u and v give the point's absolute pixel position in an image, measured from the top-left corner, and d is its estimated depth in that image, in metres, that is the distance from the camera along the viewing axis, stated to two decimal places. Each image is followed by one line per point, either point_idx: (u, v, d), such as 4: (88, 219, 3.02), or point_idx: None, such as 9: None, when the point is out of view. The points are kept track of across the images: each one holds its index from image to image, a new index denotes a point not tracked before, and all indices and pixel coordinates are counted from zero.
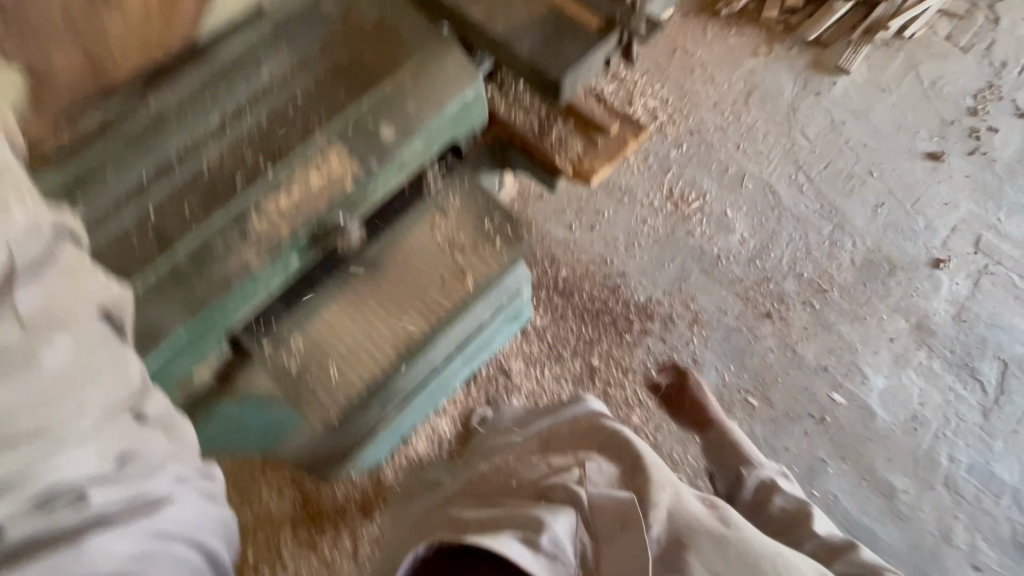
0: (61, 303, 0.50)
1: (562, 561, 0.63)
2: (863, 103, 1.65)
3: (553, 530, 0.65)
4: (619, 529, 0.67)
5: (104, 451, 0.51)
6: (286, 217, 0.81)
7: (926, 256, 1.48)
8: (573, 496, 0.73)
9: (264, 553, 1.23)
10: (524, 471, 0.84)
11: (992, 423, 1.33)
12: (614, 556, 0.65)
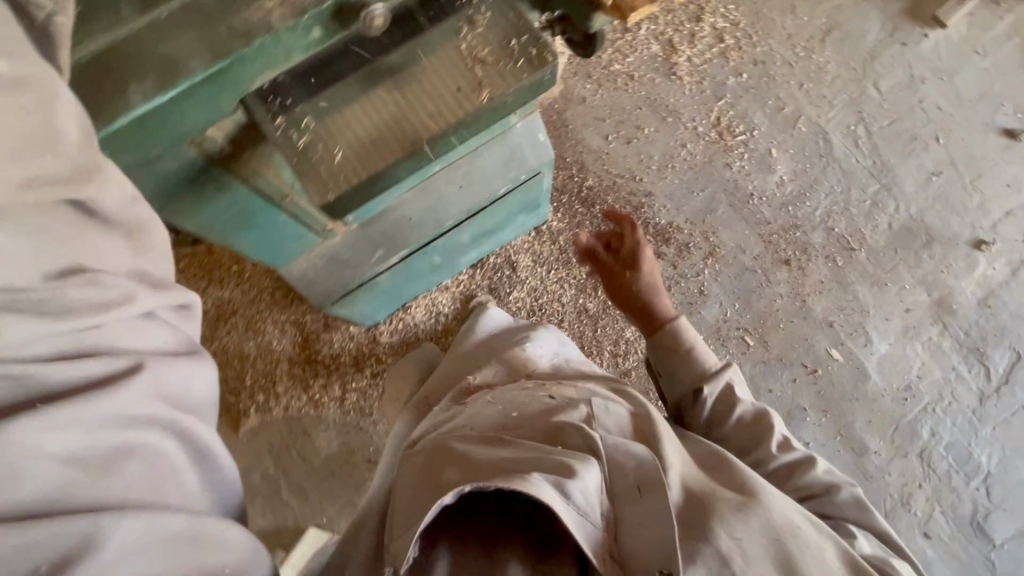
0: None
1: (591, 521, 0.55)
2: (951, 63, 1.51)
3: (582, 480, 0.56)
4: (637, 494, 0.60)
5: (54, 322, 0.37)
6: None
7: (969, 234, 1.40)
8: (588, 441, 0.64)
9: (260, 380, 1.32)
10: (530, 406, 0.78)
11: (985, 409, 1.31)
12: (641, 520, 0.58)
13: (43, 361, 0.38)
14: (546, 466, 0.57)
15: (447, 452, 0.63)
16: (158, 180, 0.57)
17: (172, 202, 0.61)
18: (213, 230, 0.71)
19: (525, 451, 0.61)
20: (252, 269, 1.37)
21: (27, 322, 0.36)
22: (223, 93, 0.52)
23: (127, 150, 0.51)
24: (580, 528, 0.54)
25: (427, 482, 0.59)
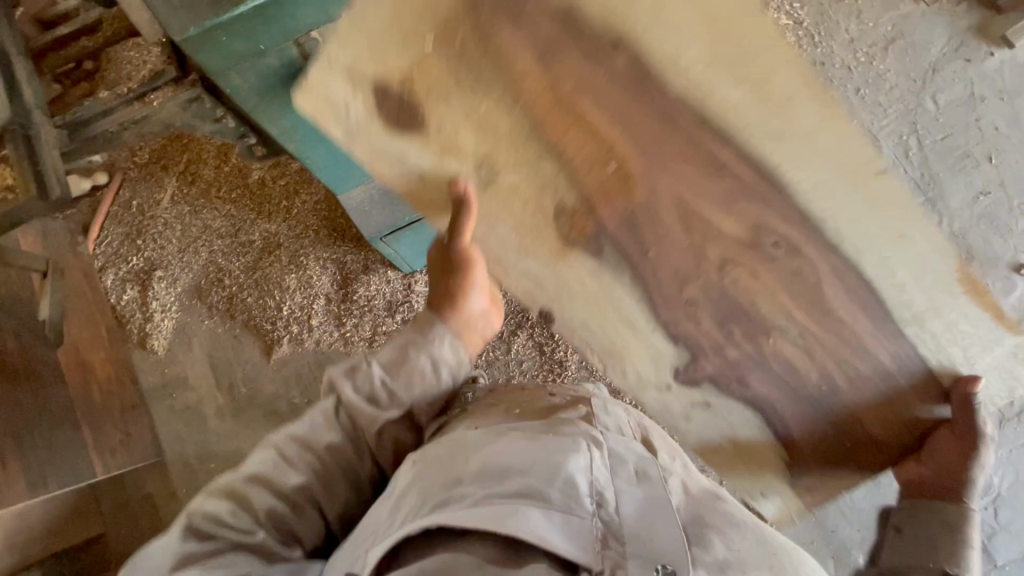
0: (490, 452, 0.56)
1: (577, 516, 0.48)
2: (1015, 85, 1.49)
3: (568, 468, 0.51)
4: (630, 484, 0.53)
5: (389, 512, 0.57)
6: None
7: (1010, 258, 1.39)
8: (588, 434, 0.58)
9: (295, 312, 1.39)
10: (530, 401, 0.69)
11: (1005, 431, 1.30)
12: (633, 509, 0.50)
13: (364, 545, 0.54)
14: (530, 465, 0.52)
15: (436, 457, 0.60)
16: (259, 76, 0.61)
17: (264, 102, 0.66)
18: (290, 142, 0.75)
19: (517, 442, 0.56)
20: (300, 207, 1.44)
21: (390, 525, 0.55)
22: None
23: (241, 38, 0.55)
24: (563, 524, 0.47)
25: (411, 501, 0.55)
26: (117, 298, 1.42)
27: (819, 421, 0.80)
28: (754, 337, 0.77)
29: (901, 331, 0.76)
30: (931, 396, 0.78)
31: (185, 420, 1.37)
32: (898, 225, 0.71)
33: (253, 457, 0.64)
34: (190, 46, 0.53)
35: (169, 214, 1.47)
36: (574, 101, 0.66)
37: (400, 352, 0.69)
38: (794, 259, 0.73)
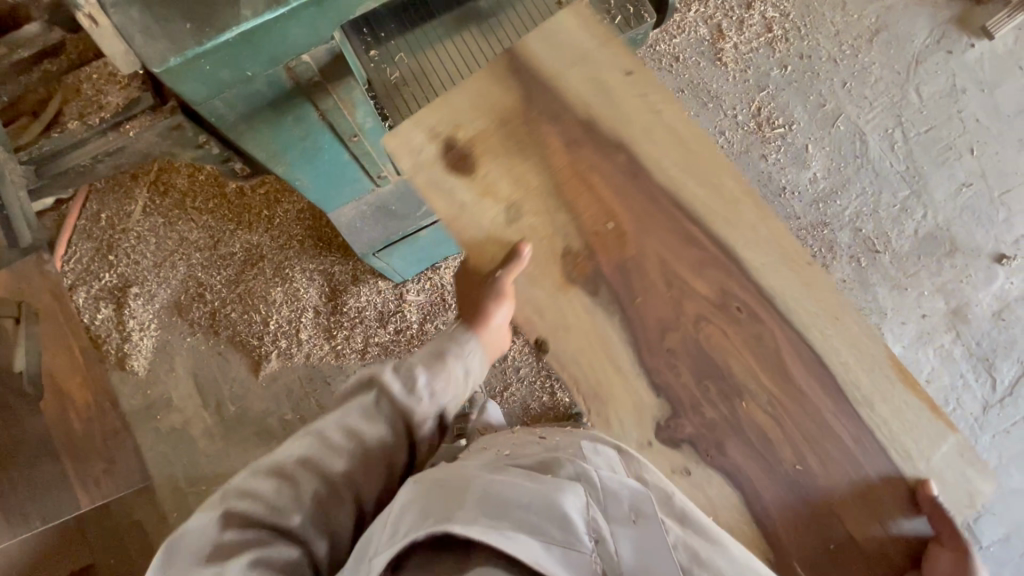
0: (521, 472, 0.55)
1: (577, 551, 0.48)
2: (994, 76, 1.50)
3: (565, 507, 0.50)
4: (628, 522, 0.51)
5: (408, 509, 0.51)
6: None
7: (992, 248, 1.43)
8: (582, 473, 0.56)
9: (283, 326, 1.34)
10: (519, 446, 0.66)
11: (987, 417, 1.35)
12: (630, 552, 0.49)
13: (393, 541, 0.48)
14: (531, 500, 0.50)
15: (427, 478, 0.54)
16: (245, 102, 0.57)
17: (251, 127, 0.61)
18: (278, 164, 0.70)
19: (515, 473, 0.54)
20: (282, 216, 1.39)
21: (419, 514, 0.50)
22: (325, 19, 0.52)
23: (226, 66, 0.50)
24: (566, 559, 0.47)
25: (407, 506, 0.51)
26: (92, 317, 1.35)
27: (797, 510, 0.72)
28: (728, 398, 0.73)
29: (856, 414, 0.73)
30: (904, 508, 0.72)
31: (173, 442, 1.32)
32: (833, 313, 0.74)
33: (293, 441, 0.64)
34: (169, 78, 0.48)
35: (142, 227, 1.39)
36: (591, 173, 0.73)
37: (432, 358, 0.72)
38: (757, 323, 0.74)
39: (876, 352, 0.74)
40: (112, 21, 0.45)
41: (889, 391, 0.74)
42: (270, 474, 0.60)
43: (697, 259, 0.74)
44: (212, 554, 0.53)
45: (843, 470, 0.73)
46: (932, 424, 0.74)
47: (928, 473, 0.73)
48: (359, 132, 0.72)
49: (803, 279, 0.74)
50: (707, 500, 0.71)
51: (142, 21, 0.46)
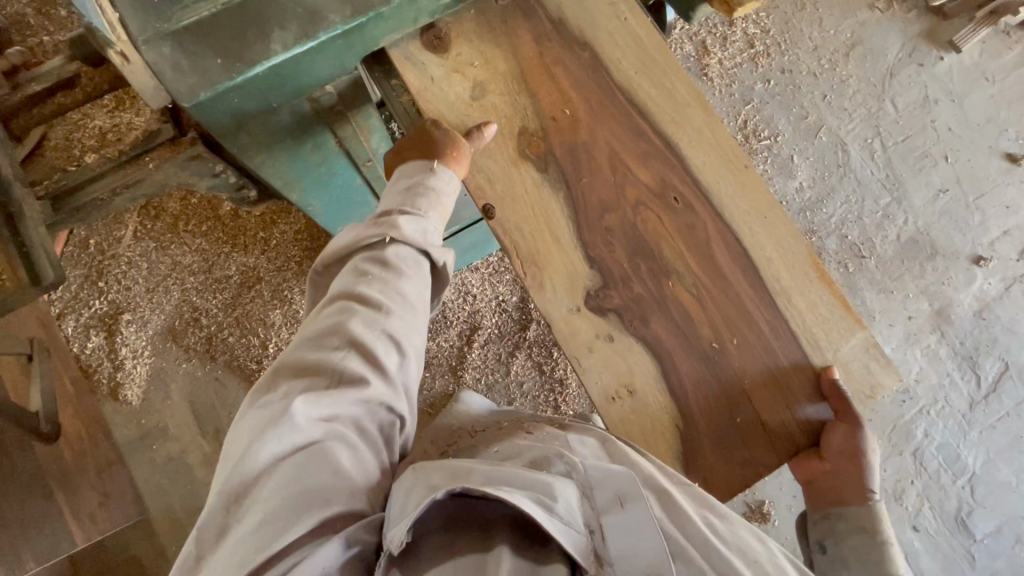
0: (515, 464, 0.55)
1: (575, 531, 0.49)
2: (962, 86, 1.58)
3: (558, 493, 0.51)
4: (616, 507, 0.51)
5: (418, 486, 0.51)
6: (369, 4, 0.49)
7: (970, 250, 1.49)
8: (571, 468, 0.56)
9: (282, 348, 1.32)
10: (510, 438, 0.66)
11: (974, 413, 1.40)
12: (620, 531, 0.50)
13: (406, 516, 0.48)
14: (527, 480, 0.52)
15: (431, 464, 0.54)
16: (268, 132, 0.57)
17: (269, 157, 0.61)
18: (293, 190, 0.71)
19: (510, 463, 0.55)
20: (279, 237, 1.37)
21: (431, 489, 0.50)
22: (351, 49, 0.52)
23: (253, 97, 0.50)
24: (566, 535, 0.49)
25: (411, 479, 0.52)
26: (81, 347, 1.30)
27: (710, 386, 0.72)
28: (657, 278, 0.72)
29: (784, 318, 0.74)
30: (810, 395, 0.73)
31: (170, 472, 1.28)
32: (762, 211, 0.75)
33: (328, 308, 0.61)
34: (198, 111, 0.48)
35: (133, 252, 1.36)
36: (556, 67, 0.71)
37: (413, 199, 0.66)
38: (691, 214, 0.73)
39: (796, 250, 0.75)
40: (144, 57, 0.45)
41: (806, 285, 0.75)
42: (321, 347, 0.57)
43: (643, 153, 0.73)
44: (288, 446, 0.51)
45: (755, 354, 0.73)
46: (841, 318, 0.75)
47: (835, 362, 0.74)
48: (373, 157, 0.72)
49: (739, 179, 0.74)
50: (624, 372, 0.71)
51: (173, 57, 0.45)
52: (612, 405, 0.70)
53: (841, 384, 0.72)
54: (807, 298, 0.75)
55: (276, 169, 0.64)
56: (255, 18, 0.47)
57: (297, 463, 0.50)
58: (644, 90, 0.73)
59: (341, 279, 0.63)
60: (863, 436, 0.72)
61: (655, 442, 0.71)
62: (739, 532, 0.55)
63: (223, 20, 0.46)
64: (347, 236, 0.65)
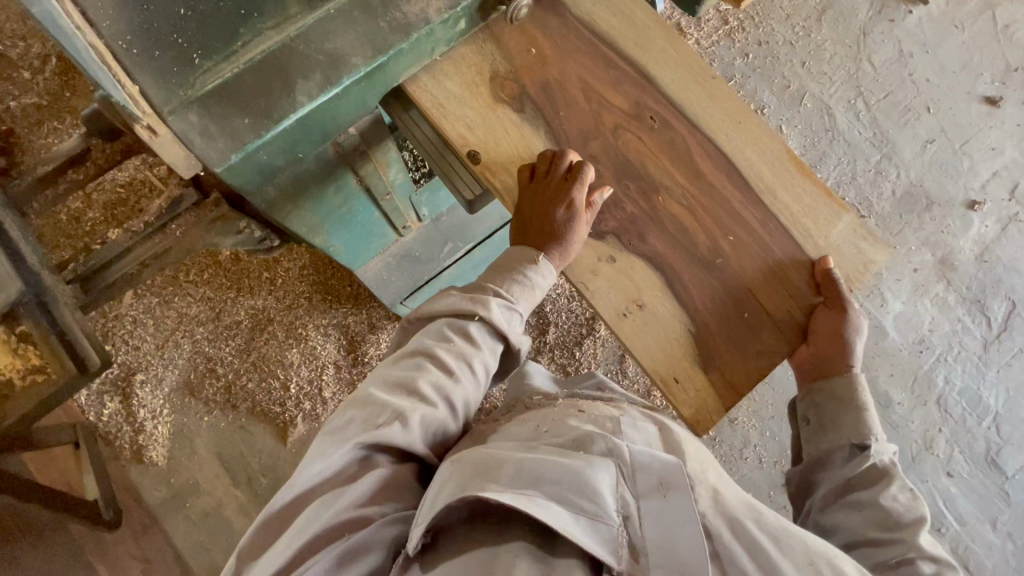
0: (554, 454, 0.52)
1: (605, 524, 0.48)
2: (934, 37, 1.61)
3: (593, 484, 0.49)
4: (657, 495, 0.50)
5: (446, 483, 0.50)
6: (382, 32, 0.48)
7: (963, 196, 1.52)
8: (614, 449, 0.54)
9: (304, 388, 1.30)
10: (558, 417, 0.61)
11: (989, 354, 1.43)
12: (657, 519, 0.48)
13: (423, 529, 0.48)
14: (562, 475, 0.49)
15: (465, 459, 0.52)
16: (296, 182, 0.56)
17: (297, 205, 0.60)
18: (317, 234, 0.69)
19: (548, 453, 0.52)
20: (284, 275, 1.35)
21: (452, 490, 0.49)
22: (372, 89, 0.51)
23: (281, 152, 0.49)
24: (592, 533, 0.47)
25: (444, 479, 0.51)
26: (98, 415, 1.27)
27: (716, 290, 0.67)
28: (647, 195, 0.68)
29: (776, 217, 0.69)
30: (805, 287, 0.69)
31: (208, 528, 1.26)
32: (737, 118, 0.71)
33: (404, 360, 0.61)
34: (230, 173, 0.47)
35: (137, 310, 1.33)
36: (535, 37, 0.68)
37: (511, 283, 0.67)
38: (670, 131, 0.69)
39: (773, 149, 0.71)
40: (170, 127, 0.44)
41: (789, 180, 0.70)
42: (390, 391, 0.58)
43: (614, 78, 0.69)
44: (330, 474, 0.51)
45: (751, 253, 0.68)
46: (826, 206, 0.71)
47: (828, 251, 0.70)
48: (391, 190, 0.71)
49: (709, 93, 0.71)
50: (630, 287, 0.67)
51: (200, 123, 0.44)
52: (624, 322, 0.66)
53: (836, 275, 0.68)
54: (824, 219, 0.70)
55: (301, 207, 0.60)
56: (277, 73, 0.46)
57: (336, 495, 0.50)
58: (645, 69, 0.71)
59: (422, 336, 0.64)
60: (852, 320, 0.68)
61: (673, 355, 0.66)
62: (784, 522, 0.53)
63: (246, 81, 0.45)
64: (442, 302, 0.66)
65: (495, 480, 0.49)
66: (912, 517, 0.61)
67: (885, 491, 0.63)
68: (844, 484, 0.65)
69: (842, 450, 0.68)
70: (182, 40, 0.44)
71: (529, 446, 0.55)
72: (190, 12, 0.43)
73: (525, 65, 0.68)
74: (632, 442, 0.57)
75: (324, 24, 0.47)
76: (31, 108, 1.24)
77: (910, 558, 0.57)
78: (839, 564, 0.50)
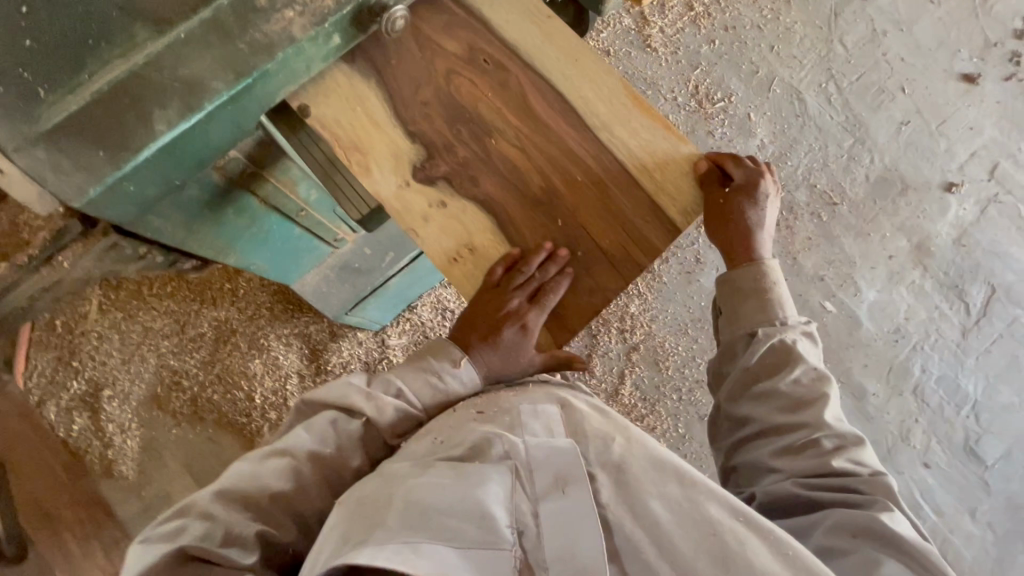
0: (446, 493, 0.49)
1: (497, 548, 0.48)
2: (909, 14, 1.55)
3: (481, 500, 0.49)
4: (557, 492, 0.51)
5: (329, 546, 0.47)
6: (244, 54, 0.46)
7: (940, 178, 1.47)
8: (512, 449, 0.55)
9: (269, 398, 1.30)
10: (456, 426, 0.59)
11: (968, 341, 1.39)
12: (553, 522, 0.50)
13: None
14: (451, 505, 0.49)
15: (354, 507, 0.51)
16: (182, 209, 0.56)
17: (193, 231, 0.60)
18: (230, 256, 0.70)
19: (443, 472, 0.52)
20: (246, 286, 1.35)
21: (331, 552, 0.46)
22: (244, 110, 0.49)
23: (153, 182, 0.48)
24: (482, 566, 0.46)
25: (330, 532, 0.49)
26: (68, 430, 1.29)
27: (547, 228, 0.65)
28: (478, 138, 0.65)
29: (601, 144, 0.65)
30: (643, 210, 0.64)
31: None
32: (573, 55, 0.66)
33: (271, 459, 0.58)
34: (95, 207, 0.45)
35: (102, 325, 1.33)
36: (440, 42, 0.65)
37: (422, 384, 0.66)
38: (504, 73, 0.66)
39: (611, 86, 0.66)
40: (17, 164, 0.42)
41: (625, 115, 0.66)
42: (235, 506, 0.54)
43: (447, 23, 0.66)
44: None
45: (585, 189, 0.65)
46: (665, 139, 0.66)
47: (648, 168, 0.65)
48: (306, 206, 0.72)
49: (543, 32, 0.66)
50: (461, 232, 0.66)
51: (50, 159, 0.42)
52: (454, 267, 0.66)
53: (677, 180, 0.65)
54: (655, 149, 0.65)
55: (199, 229, 0.61)
56: (132, 103, 0.44)
57: None
58: (520, 39, 0.66)
59: (304, 432, 0.60)
60: (750, 213, 0.72)
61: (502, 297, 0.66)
62: (694, 488, 0.53)
63: (97, 113, 0.44)
64: (337, 387, 0.64)
65: (375, 537, 0.46)
66: (816, 395, 0.66)
67: (787, 376, 0.67)
68: (751, 375, 0.69)
69: (741, 340, 0.71)
70: (28, 74, 0.43)
71: (424, 471, 0.53)
72: (34, 43, 0.44)
73: (420, 66, 0.65)
74: (532, 437, 0.56)
75: (176, 48, 0.45)
76: None
77: (815, 438, 0.63)
78: (733, 554, 0.48)
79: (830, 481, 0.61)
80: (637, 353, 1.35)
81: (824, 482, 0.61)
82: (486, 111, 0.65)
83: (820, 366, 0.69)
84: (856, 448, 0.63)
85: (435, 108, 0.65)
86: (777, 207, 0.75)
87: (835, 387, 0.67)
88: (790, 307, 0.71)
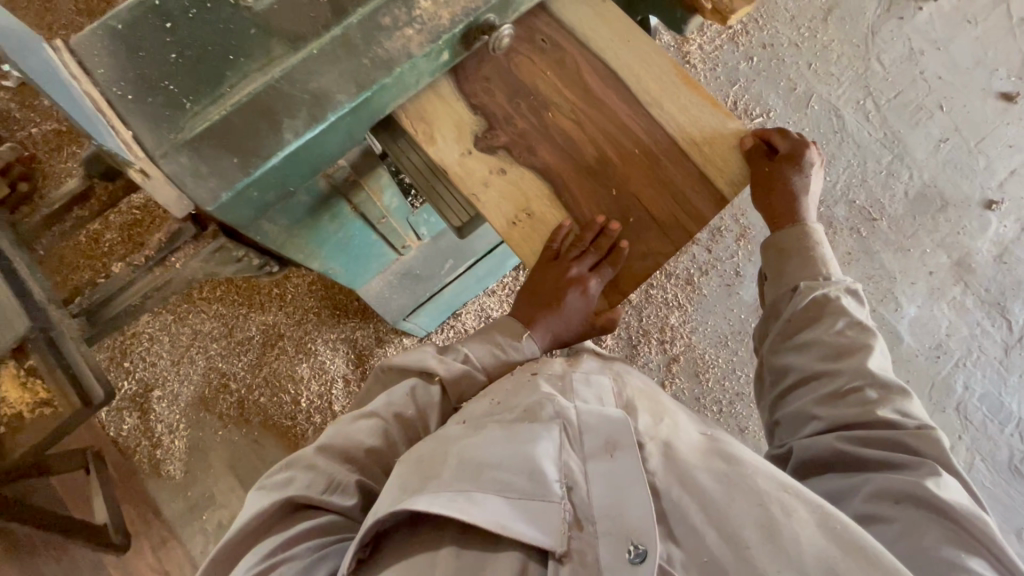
0: (494, 446, 0.52)
1: (546, 502, 0.50)
2: (946, 33, 1.57)
3: (535, 459, 0.51)
4: (605, 455, 0.52)
5: (387, 492, 0.51)
6: (358, 56, 0.49)
7: (980, 196, 1.48)
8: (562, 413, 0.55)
9: (315, 402, 1.32)
10: (513, 387, 0.60)
11: (1011, 358, 1.39)
12: (600, 482, 0.51)
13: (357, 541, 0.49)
14: (502, 460, 0.51)
15: (410, 461, 0.54)
16: (288, 214, 0.59)
17: (292, 235, 0.63)
18: (315, 259, 0.72)
19: (496, 432, 0.53)
20: (293, 291, 1.38)
21: (387, 499, 0.50)
22: (359, 121, 0.52)
23: (273, 186, 0.50)
24: (532, 520, 0.48)
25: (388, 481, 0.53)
26: (118, 430, 1.32)
27: (601, 197, 0.66)
28: (537, 110, 0.67)
29: (652, 118, 0.67)
30: (695, 182, 0.66)
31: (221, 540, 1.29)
32: (624, 37, 0.69)
33: (362, 421, 0.61)
34: (223, 211, 0.48)
35: (153, 327, 1.36)
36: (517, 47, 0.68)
37: (485, 351, 0.68)
38: (561, 52, 0.68)
39: (662, 66, 0.68)
40: (163, 168, 0.45)
41: (674, 91, 0.68)
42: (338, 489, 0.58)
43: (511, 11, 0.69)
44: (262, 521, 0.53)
45: (638, 160, 0.66)
46: (714, 116, 0.68)
47: (700, 142, 0.67)
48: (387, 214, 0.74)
49: (600, 17, 0.69)
50: (519, 196, 0.66)
51: (191, 165, 0.45)
52: (514, 229, 0.66)
53: (721, 143, 0.67)
54: (704, 122, 0.68)
55: (298, 233, 0.63)
56: (265, 112, 0.47)
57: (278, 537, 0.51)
58: (592, 37, 0.69)
59: (384, 398, 0.62)
60: (796, 184, 0.71)
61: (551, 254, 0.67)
62: (738, 467, 0.53)
63: (233, 120, 0.46)
64: (412, 355, 0.66)
65: (428, 486, 0.49)
66: (858, 345, 0.66)
67: (830, 327, 0.67)
68: (791, 326, 0.69)
69: (785, 295, 0.71)
70: (173, 85, 0.46)
71: (475, 427, 0.55)
72: (179, 56, 0.47)
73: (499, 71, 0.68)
74: (583, 403, 0.57)
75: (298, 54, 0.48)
76: (53, 133, 1.30)
77: (857, 386, 0.64)
78: (778, 524, 0.48)
79: (882, 433, 0.61)
80: (677, 364, 1.36)
81: (870, 434, 0.61)
82: (561, 112, 0.67)
83: (867, 320, 0.69)
84: (902, 399, 0.63)
85: (504, 92, 0.67)
86: (819, 173, 0.75)
87: (880, 338, 0.68)
88: (835, 266, 0.71)
